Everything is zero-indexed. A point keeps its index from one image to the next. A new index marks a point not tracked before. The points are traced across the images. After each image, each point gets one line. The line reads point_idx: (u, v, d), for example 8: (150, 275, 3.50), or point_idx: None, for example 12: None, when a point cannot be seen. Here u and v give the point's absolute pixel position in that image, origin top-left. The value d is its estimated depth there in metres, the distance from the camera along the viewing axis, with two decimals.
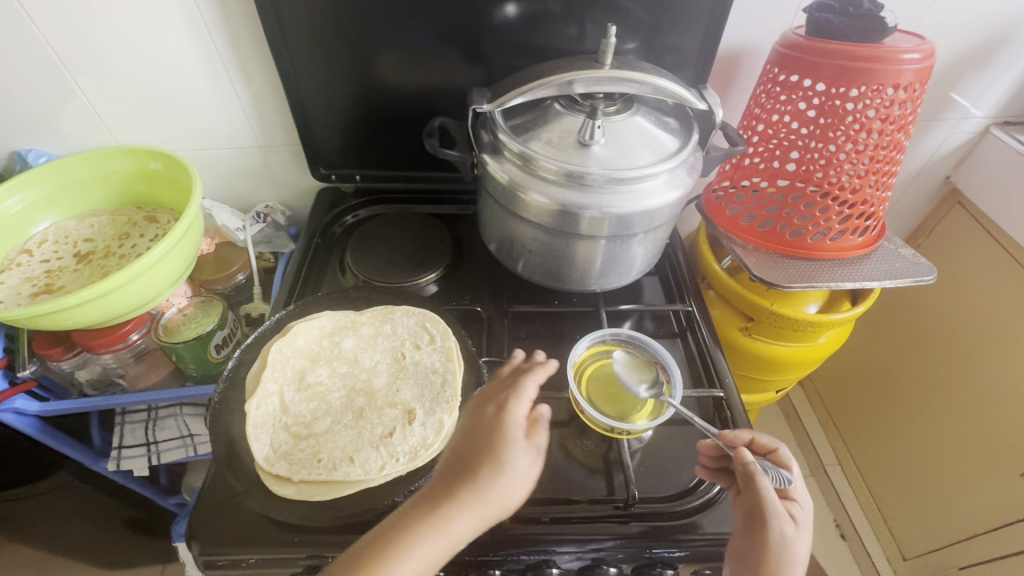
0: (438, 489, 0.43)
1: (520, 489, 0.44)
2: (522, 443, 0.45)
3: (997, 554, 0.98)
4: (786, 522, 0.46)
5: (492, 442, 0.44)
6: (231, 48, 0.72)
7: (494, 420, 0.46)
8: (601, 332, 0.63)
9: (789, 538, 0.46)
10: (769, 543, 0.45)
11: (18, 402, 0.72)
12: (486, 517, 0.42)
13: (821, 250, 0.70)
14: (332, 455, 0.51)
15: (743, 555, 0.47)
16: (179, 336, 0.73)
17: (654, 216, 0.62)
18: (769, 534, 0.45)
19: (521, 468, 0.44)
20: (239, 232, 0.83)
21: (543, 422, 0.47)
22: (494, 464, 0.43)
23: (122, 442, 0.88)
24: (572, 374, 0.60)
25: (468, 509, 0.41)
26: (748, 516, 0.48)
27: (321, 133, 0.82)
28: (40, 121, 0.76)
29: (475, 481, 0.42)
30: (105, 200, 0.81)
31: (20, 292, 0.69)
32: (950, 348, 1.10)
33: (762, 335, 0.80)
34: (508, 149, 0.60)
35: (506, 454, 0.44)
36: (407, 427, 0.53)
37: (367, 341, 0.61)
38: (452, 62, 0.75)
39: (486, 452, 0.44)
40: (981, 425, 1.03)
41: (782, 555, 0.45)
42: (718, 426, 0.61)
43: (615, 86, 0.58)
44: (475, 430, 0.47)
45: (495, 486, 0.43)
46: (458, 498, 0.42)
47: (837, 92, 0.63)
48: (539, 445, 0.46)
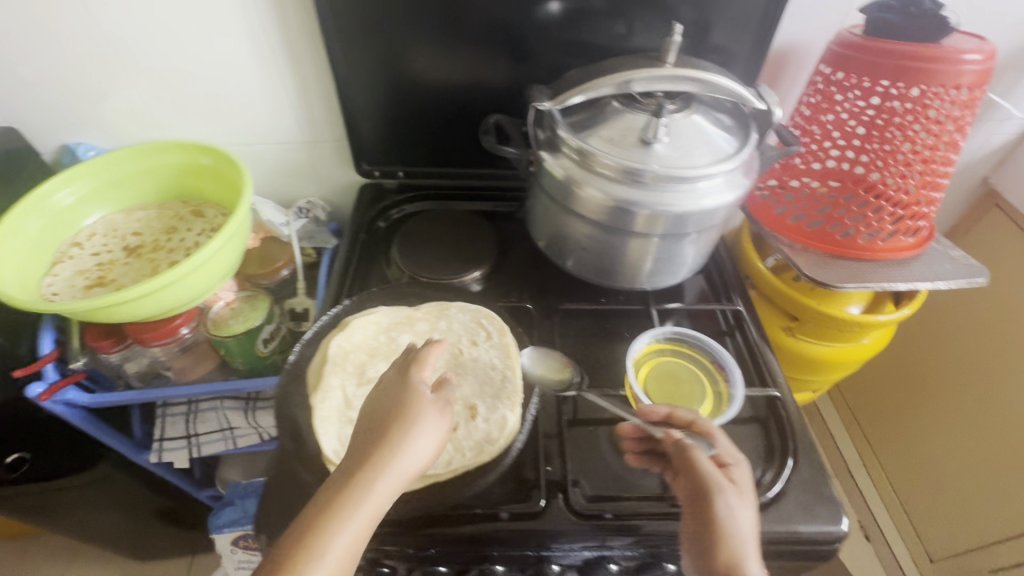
0: (346, 466, 0.43)
1: (432, 439, 0.46)
2: (428, 399, 0.47)
3: None
4: (730, 489, 0.47)
5: (399, 405, 0.46)
6: (280, 43, 0.72)
7: (397, 384, 0.47)
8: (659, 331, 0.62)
9: (732, 503, 0.47)
10: (716, 515, 0.46)
11: (70, 393, 0.73)
12: (404, 473, 0.44)
13: (872, 250, 0.70)
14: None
15: (696, 534, 0.47)
16: (229, 329, 0.75)
17: (710, 216, 0.62)
18: (715, 506, 0.46)
19: (430, 421, 0.46)
20: (283, 227, 0.84)
21: (450, 381, 0.50)
22: (401, 422, 0.45)
23: (165, 434, 0.89)
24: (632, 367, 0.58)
25: (386, 474, 0.43)
26: (693, 492, 0.48)
27: (365, 129, 0.82)
28: (91, 114, 0.76)
29: (387, 446, 0.44)
30: (152, 195, 0.81)
31: (74, 285, 0.70)
32: (984, 351, 1.09)
33: (806, 334, 0.80)
34: (566, 145, 0.60)
35: (412, 412, 0.45)
36: (471, 423, 0.56)
37: (423, 336, 0.62)
38: (500, 59, 0.76)
39: (391, 416, 0.45)
40: (1013, 431, 1.03)
41: (732, 524, 0.46)
42: (773, 425, 0.61)
43: (677, 84, 0.57)
44: (378, 399, 0.47)
45: (405, 445, 0.44)
46: (375, 466, 0.43)
47: (894, 92, 0.62)
48: (447, 398, 0.49)
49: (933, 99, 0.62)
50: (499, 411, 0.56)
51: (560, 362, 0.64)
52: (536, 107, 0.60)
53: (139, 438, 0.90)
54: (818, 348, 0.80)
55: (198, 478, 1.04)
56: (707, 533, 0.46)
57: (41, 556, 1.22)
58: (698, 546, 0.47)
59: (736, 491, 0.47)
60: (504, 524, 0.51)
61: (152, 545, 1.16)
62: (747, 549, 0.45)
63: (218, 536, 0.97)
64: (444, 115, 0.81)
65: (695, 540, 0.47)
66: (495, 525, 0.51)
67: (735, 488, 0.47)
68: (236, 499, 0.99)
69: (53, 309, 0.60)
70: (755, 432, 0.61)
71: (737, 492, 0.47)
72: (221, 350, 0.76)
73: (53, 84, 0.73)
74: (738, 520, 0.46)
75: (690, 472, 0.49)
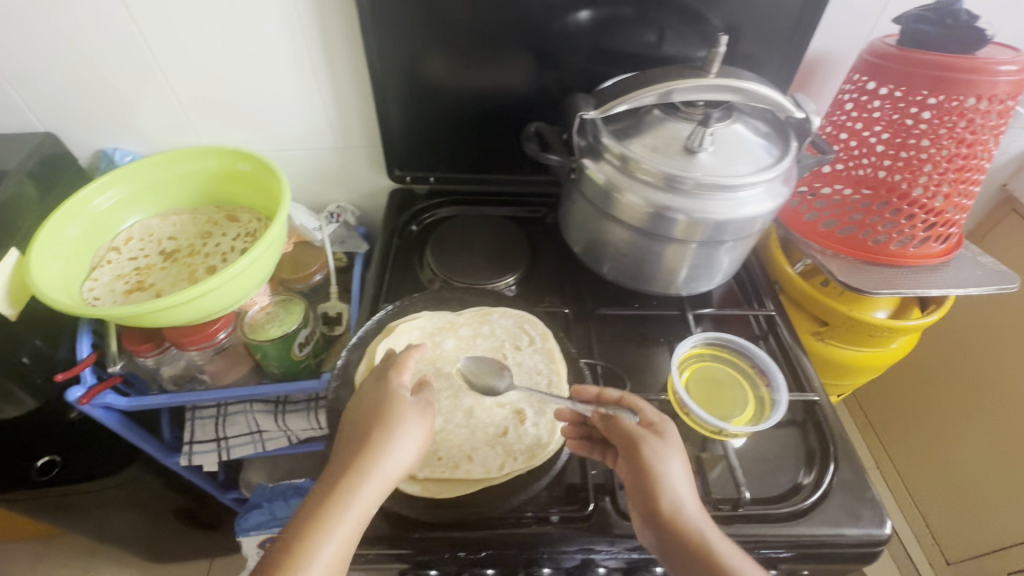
0: (332, 474, 0.47)
1: (416, 442, 0.50)
2: (408, 404, 0.51)
3: None
4: (659, 437, 0.48)
5: (381, 410, 0.50)
6: (319, 50, 0.73)
7: (380, 389, 0.52)
8: (703, 335, 0.63)
9: (664, 450, 0.48)
10: (652, 461, 0.47)
11: (109, 397, 0.73)
12: (391, 475, 0.48)
13: (903, 257, 0.71)
14: (451, 453, 0.55)
15: (638, 491, 0.47)
16: (265, 333, 0.75)
17: (748, 225, 0.62)
18: (650, 455, 0.47)
19: (414, 422, 0.50)
20: (316, 232, 0.84)
21: (427, 384, 0.54)
22: (384, 425, 0.49)
23: (194, 437, 0.89)
24: (677, 370, 0.59)
25: (374, 476, 0.47)
26: (627, 448, 0.49)
27: (398, 135, 0.83)
28: (128, 120, 0.77)
29: (372, 449, 0.47)
30: (186, 200, 0.82)
31: (114, 290, 0.70)
32: (1001, 355, 1.10)
33: (835, 339, 0.80)
34: (608, 151, 0.61)
35: (395, 414, 0.50)
36: (521, 427, 0.57)
37: (467, 341, 0.63)
38: (535, 67, 0.77)
39: (374, 420, 0.49)
40: None
41: (669, 469, 0.47)
42: (811, 428, 0.62)
43: (720, 94, 0.58)
44: (362, 403, 0.52)
45: (389, 448, 0.48)
46: (362, 470, 0.47)
47: (931, 101, 0.63)
48: (426, 400, 0.53)
49: (968, 109, 0.63)
50: (549, 415, 0.58)
51: (494, 364, 0.61)
52: (582, 115, 0.61)
53: (169, 441, 0.90)
54: (847, 353, 0.81)
55: (220, 480, 1.05)
56: (646, 483, 0.46)
57: (59, 559, 1.22)
58: (641, 502, 0.47)
59: (665, 437, 0.49)
60: (555, 527, 0.51)
61: (172, 547, 1.16)
62: (684, 491, 0.46)
63: (246, 538, 0.98)
64: (476, 121, 0.82)
65: (638, 498, 0.47)
66: (546, 529, 0.51)
67: (665, 435, 0.49)
68: (263, 501, 1.00)
69: (99, 315, 0.61)
70: (793, 435, 0.62)
71: (666, 438, 0.49)
72: (257, 354, 0.76)
73: (92, 89, 0.74)
74: (673, 464, 0.47)
75: (622, 435, 0.49)
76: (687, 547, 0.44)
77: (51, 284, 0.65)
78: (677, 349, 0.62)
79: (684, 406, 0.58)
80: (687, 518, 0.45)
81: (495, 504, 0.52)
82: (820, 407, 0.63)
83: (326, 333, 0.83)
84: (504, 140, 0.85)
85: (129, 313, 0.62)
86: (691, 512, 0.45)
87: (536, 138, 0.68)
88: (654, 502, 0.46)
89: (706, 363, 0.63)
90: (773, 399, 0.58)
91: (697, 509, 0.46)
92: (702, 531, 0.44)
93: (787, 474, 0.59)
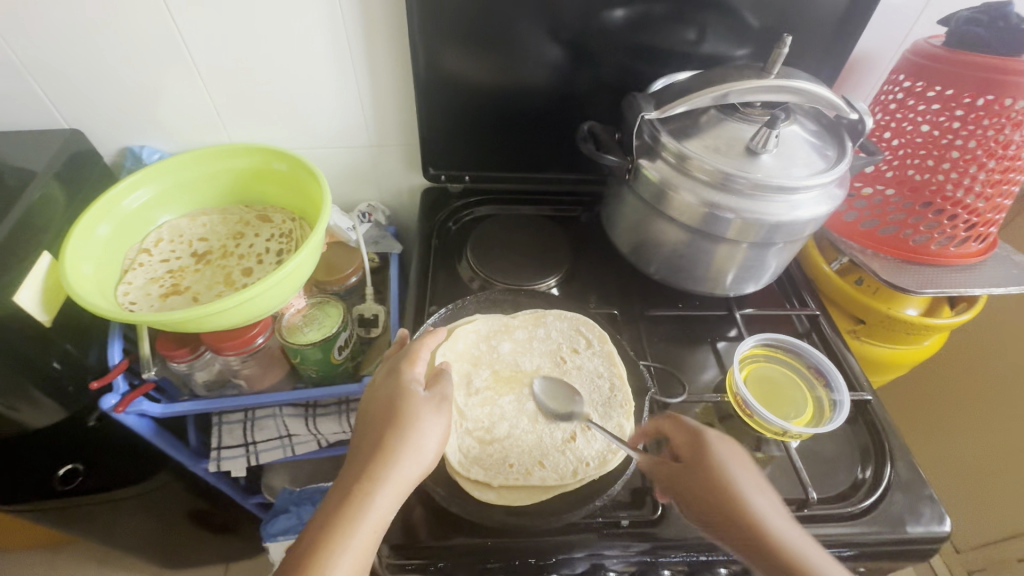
0: (347, 479, 0.47)
1: (431, 441, 0.50)
2: (421, 397, 0.51)
3: None
4: (717, 435, 0.50)
5: (393, 408, 0.50)
6: (360, 45, 0.71)
7: (391, 386, 0.52)
8: (767, 337, 0.65)
9: (722, 449, 0.49)
10: (714, 459, 0.48)
11: (144, 404, 0.71)
12: (407, 478, 0.48)
13: (944, 256, 0.72)
14: (521, 460, 0.56)
15: (700, 492, 0.47)
16: (305, 337, 0.73)
17: (800, 228, 0.61)
18: (711, 454, 0.48)
19: (427, 420, 0.50)
20: (349, 232, 0.82)
21: (444, 375, 0.54)
22: (398, 425, 0.49)
23: (222, 442, 0.86)
24: (738, 373, 0.61)
25: (389, 480, 0.47)
26: (688, 450, 0.50)
27: (433, 133, 0.81)
28: (157, 116, 0.75)
29: (386, 451, 0.47)
30: (215, 199, 0.79)
31: (149, 293, 0.68)
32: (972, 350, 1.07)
33: (869, 337, 0.80)
34: (665, 149, 0.61)
35: (408, 413, 0.50)
36: (589, 432, 0.58)
37: (524, 344, 0.65)
38: (575, 65, 0.76)
39: (386, 420, 0.49)
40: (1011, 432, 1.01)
41: (729, 465, 0.48)
42: (862, 426, 0.63)
43: (779, 95, 0.58)
44: (374, 399, 0.52)
45: (403, 449, 0.48)
46: (376, 473, 0.46)
47: (982, 104, 0.64)
48: (442, 392, 0.53)
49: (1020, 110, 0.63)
50: (615, 419, 0.59)
51: (568, 390, 0.61)
52: (643, 116, 0.61)
53: (196, 446, 0.87)
54: (881, 351, 0.81)
55: (242, 485, 1.02)
56: (709, 482, 0.47)
57: (67, 568, 1.18)
58: (704, 503, 0.47)
59: (722, 438, 0.50)
60: (627, 532, 0.51)
61: (187, 554, 1.13)
62: (746, 484, 0.47)
63: (272, 543, 0.96)
64: (514, 119, 0.81)
65: (698, 498, 0.47)
66: (619, 532, 0.51)
67: (719, 436, 0.50)
68: (290, 506, 0.98)
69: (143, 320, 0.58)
70: (845, 434, 0.63)
71: (722, 437, 0.50)
72: (296, 358, 0.74)
73: (121, 84, 0.71)
74: (735, 461, 0.48)
75: (686, 454, 0.49)
76: (757, 538, 0.44)
77: (88, 288, 0.62)
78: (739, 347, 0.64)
79: (747, 406, 0.60)
80: (755, 509, 0.45)
81: (565, 511, 0.52)
82: (874, 407, 0.64)
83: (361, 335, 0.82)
84: (542, 138, 0.84)
85: (172, 318, 0.59)
86: (759, 504, 0.46)
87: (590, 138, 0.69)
88: (720, 499, 0.46)
89: (762, 364, 0.65)
90: (834, 402, 0.60)
91: (762, 501, 0.47)
92: (770, 521, 0.45)
93: (844, 471, 0.60)
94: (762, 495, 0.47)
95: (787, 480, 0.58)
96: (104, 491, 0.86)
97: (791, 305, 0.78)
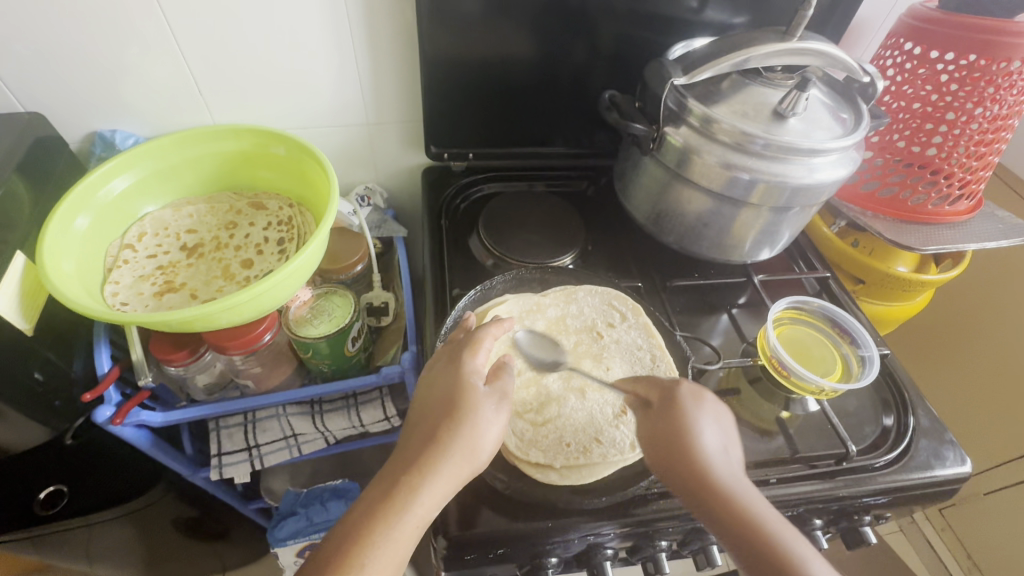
0: (394, 468, 0.45)
1: (488, 440, 0.47)
2: (483, 391, 0.48)
3: (1009, 482, 1.08)
4: (689, 388, 0.48)
5: (451, 401, 0.47)
6: (360, 14, 0.66)
7: (451, 376, 0.49)
8: (797, 298, 0.69)
9: (691, 402, 0.47)
10: (682, 411, 0.47)
11: (142, 414, 0.65)
12: (458, 478, 0.44)
13: (940, 215, 0.76)
14: (577, 439, 0.56)
15: (659, 441, 0.46)
16: (314, 330, 0.69)
17: (820, 192, 0.61)
18: (680, 405, 0.47)
19: (488, 417, 0.47)
20: (351, 217, 0.78)
21: (507, 369, 0.51)
22: (455, 420, 0.45)
23: (222, 448, 0.77)
24: (773, 337, 0.64)
25: (439, 476, 0.44)
26: (658, 401, 0.48)
27: (434, 110, 0.77)
28: (129, 97, 0.68)
29: (440, 445, 0.44)
30: (199, 187, 0.72)
31: (141, 293, 0.61)
32: (958, 305, 1.12)
33: (868, 296, 0.83)
34: (690, 113, 0.60)
35: (467, 408, 0.46)
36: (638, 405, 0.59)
37: (557, 321, 0.65)
38: (583, 33, 0.73)
39: (445, 413, 0.46)
40: (986, 378, 1.09)
41: (692, 415, 0.46)
42: (884, 381, 0.66)
43: (798, 58, 0.58)
44: (432, 390, 0.49)
45: (457, 445, 0.45)
46: (424, 467, 0.44)
47: (979, 65, 0.66)
48: (502, 389, 0.49)
49: (1014, 72, 0.65)
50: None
51: (547, 337, 0.64)
52: (670, 83, 0.61)
53: (192, 454, 0.79)
54: (877, 307, 0.83)
55: (240, 491, 0.95)
56: (671, 432, 0.46)
57: None
58: (662, 451, 0.46)
59: (696, 392, 0.48)
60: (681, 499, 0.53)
61: None
62: (709, 439, 0.45)
63: (281, 547, 0.91)
64: (518, 92, 0.78)
65: (654, 446, 0.47)
66: (673, 502, 0.53)
67: (692, 389, 0.48)
68: (297, 508, 0.93)
69: (137, 320, 0.51)
70: (867, 391, 0.65)
71: (695, 393, 0.48)
72: (306, 353, 0.70)
73: (87, 61, 0.64)
74: (699, 412, 0.47)
75: (662, 420, 0.47)
76: (705, 486, 0.43)
77: (74, 288, 0.55)
78: (772, 309, 0.68)
79: (784, 366, 0.62)
80: (706, 459, 0.44)
81: (625, 486, 0.53)
82: (891, 360, 0.67)
83: (371, 324, 0.80)
84: (546, 112, 0.81)
85: (174, 317, 0.52)
86: (713, 454, 0.44)
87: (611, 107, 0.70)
88: (678, 447, 0.45)
89: (790, 327, 0.70)
90: (864, 359, 0.65)
91: (722, 457, 0.45)
92: (721, 473, 0.44)
93: (868, 425, 0.62)
94: (721, 449, 0.45)
95: (823, 438, 0.60)
96: (83, 515, 0.77)
97: (798, 268, 0.81)
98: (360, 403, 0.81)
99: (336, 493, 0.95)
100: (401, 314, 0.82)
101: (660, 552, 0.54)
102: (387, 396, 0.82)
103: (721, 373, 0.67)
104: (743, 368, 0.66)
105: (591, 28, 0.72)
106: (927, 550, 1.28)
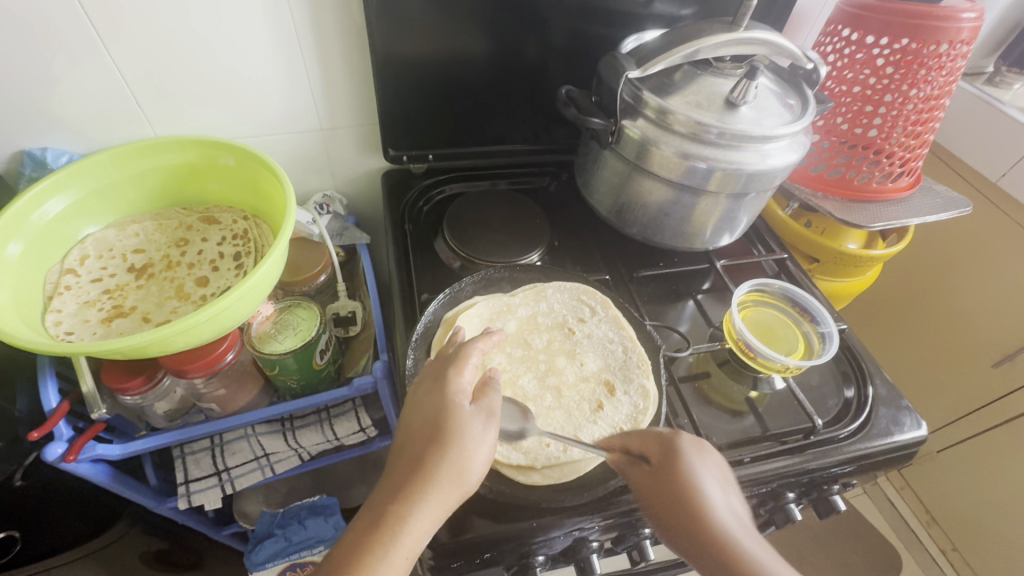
0: (381, 499, 0.43)
1: (478, 462, 0.45)
2: (470, 410, 0.47)
3: (981, 430, 1.16)
4: (687, 440, 0.47)
5: (431, 428, 0.45)
6: (306, 18, 0.64)
7: (435, 398, 0.47)
8: (760, 281, 0.71)
9: (692, 453, 0.46)
10: (682, 466, 0.46)
11: (98, 447, 0.62)
12: (445, 504, 0.43)
13: (884, 192, 0.79)
14: (557, 437, 0.56)
15: (658, 495, 0.46)
16: (278, 346, 0.67)
17: (773, 177, 0.63)
18: (679, 456, 0.46)
19: (476, 436, 0.45)
20: (311, 226, 0.76)
21: (494, 386, 0.49)
22: (441, 444, 0.44)
23: (188, 475, 0.74)
24: (738, 320, 0.65)
25: (425, 503, 0.42)
26: (658, 455, 0.48)
27: (388, 113, 0.76)
28: (53, 111, 0.63)
29: (427, 472, 0.43)
30: (144, 204, 0.69)
31: (88, 320, 0.58)
32: (923, 269, 1.18)
33: (824, 275, 0.86)
34: (645, 106, 0.61)
35: (453, 427, 0.45)
36: (614, 398, 0.60)
37: (528, 320, 0.66)
38: (536, 30, 0.73)
39: (429, 438, 0.44)
40: (954, 334, 1.16)
41: (697, 471, 0.45)
42: (843, 354, 0.69)
43: (743, 48, 0.59)
44: (414, 412, 0.47)
45: (444, 470, 0.43)
46: (412, 496, 0.42)
47: (910, 49, 0.69)
48: (490, 408, 0.48)
49: (943, 54, 0.69)
50: (635, 380, 0.61)
51: (628, 364, 0.63)
52: (625, 76, 0.61)
53: (156, 485, 0.75)
54: (832, 284, 0.87)
55: (212, 517, 0.92)
56: (672, 492, 0.45)
57: None
58: (668, 511, 0.45)
59: (695, 442, 0.47)
60: None
61: None
62: (714, 498, 0.44)
63: (261, 571, 0.88)
64: (473, 91, 0.77)
65: (656, 505, 0.46)
66: None
67: (693, 440, 0.48)
68: (274, 530, 0.90)
69: (88, 350, 0.48)
70: (828, 366, 0.68)
71: (696, 443, 0.48)
72: (273, 369, 0.68)
73: (6, 73, 0.59)
74: (702, 468, 0.46)
75: (665, 477, 0.46)
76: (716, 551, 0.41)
77: (11, 320, 0.51)
78: (737, 294, 0.70)
79: (749, 348, 0.64)
80: (713, 516, 0.43)
81: (609, 478, 0.54)
82: (848, 334, 0.70)
83: (340, 335, 0.78)
84: (503, 109, 0.81)
85: (126, 344, 0.49)
86: (721, 515, 0.43)
87: (569, 102, 0.70)
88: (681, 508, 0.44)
89: (755, 309, 0.72)
90: (823, 336, 0.67)
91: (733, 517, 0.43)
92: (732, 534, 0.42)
93: (831, 397, 0.65)
94: (731, 509, 0.44)
95: (790, 414, 0.63)
96: (41, 560, 0.72)
97: (757, 251, 0.83)
98: (333, 417, 0.79)
99: (314, 510, 0.93)
100: (369, 324, 0.80)
101: (643, 540, 0.55)
102: (361, 407, 0.80)
103: (690, 359, 0.68)
104: (712, 352, 0.68)
105: (542, 24, 0.72)
106: (890, 510, 1.40)
